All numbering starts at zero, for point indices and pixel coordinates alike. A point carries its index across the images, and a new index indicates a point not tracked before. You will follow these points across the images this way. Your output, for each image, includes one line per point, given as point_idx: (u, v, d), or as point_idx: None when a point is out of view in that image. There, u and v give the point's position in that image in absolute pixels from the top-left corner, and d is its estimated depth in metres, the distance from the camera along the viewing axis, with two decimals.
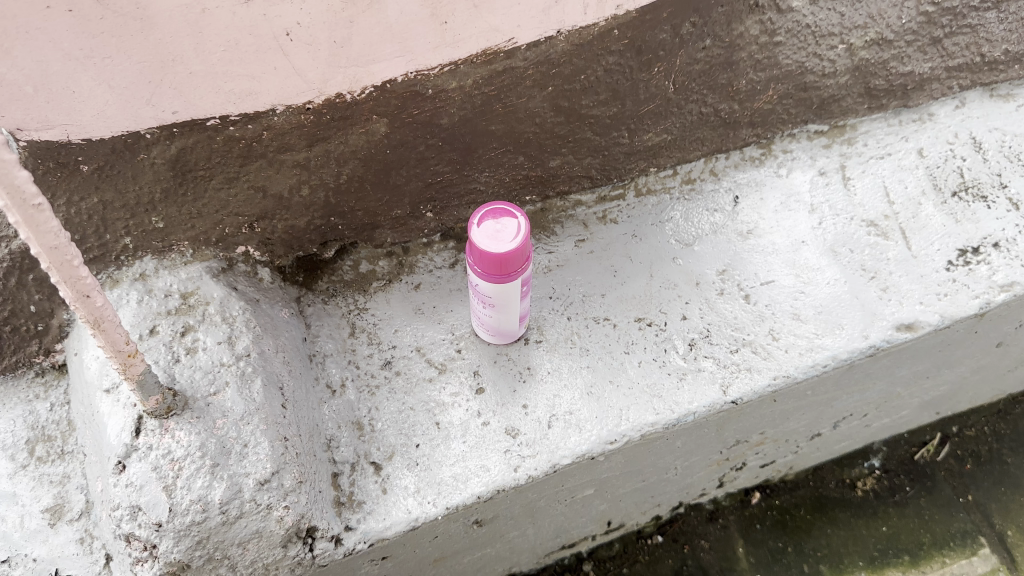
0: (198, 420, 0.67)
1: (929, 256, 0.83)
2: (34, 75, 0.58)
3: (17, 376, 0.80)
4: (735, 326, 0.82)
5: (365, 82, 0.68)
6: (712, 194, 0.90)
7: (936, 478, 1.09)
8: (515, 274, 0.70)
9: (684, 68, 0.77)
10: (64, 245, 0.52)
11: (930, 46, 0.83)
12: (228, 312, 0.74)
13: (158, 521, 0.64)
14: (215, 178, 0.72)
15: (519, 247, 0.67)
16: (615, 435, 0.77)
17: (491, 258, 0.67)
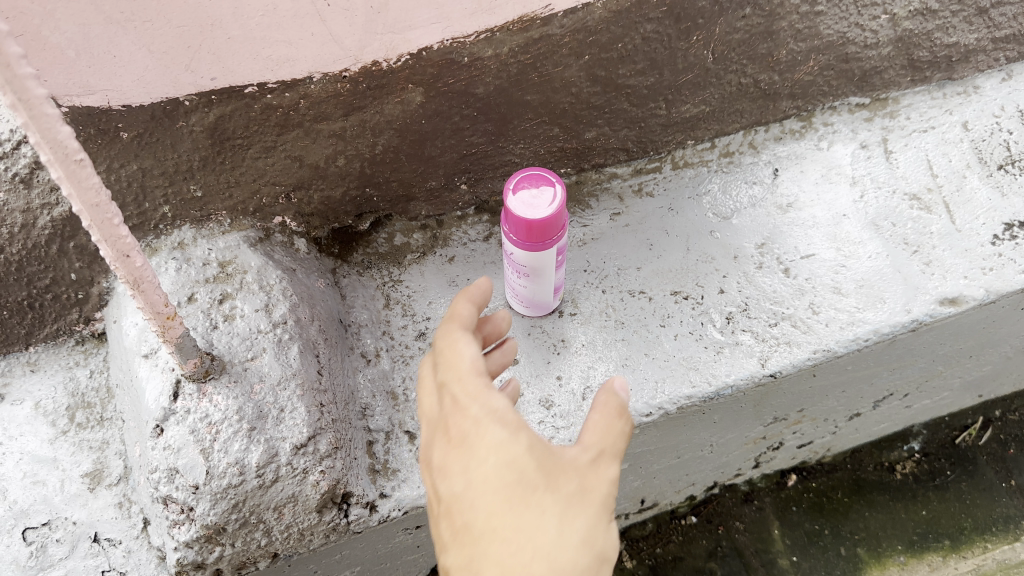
0: (236, 384, 0.67)
1: (974, 229, 0.81)
2: (76, 38, 0.58)
3: (57, 344, 0.81)
4: (774, 300, 0.81)
5: (401, 49, 0.67)
6: (751, 167, 0.89)
7: (978, 462, 1.07)
8: (550, 241, 0.69)
9: (724, 37, 0.76)
10: (105, 202, 0.53)
11: (977, 16, 0.81)
12: (265, 280, 0.74)
13: (196, 483, 0.65)
14: (253, 147, 0.72)
15: (555, 215, 0.66)
16: (651, 407, 0.77)
17: (527, 225, 0.66)
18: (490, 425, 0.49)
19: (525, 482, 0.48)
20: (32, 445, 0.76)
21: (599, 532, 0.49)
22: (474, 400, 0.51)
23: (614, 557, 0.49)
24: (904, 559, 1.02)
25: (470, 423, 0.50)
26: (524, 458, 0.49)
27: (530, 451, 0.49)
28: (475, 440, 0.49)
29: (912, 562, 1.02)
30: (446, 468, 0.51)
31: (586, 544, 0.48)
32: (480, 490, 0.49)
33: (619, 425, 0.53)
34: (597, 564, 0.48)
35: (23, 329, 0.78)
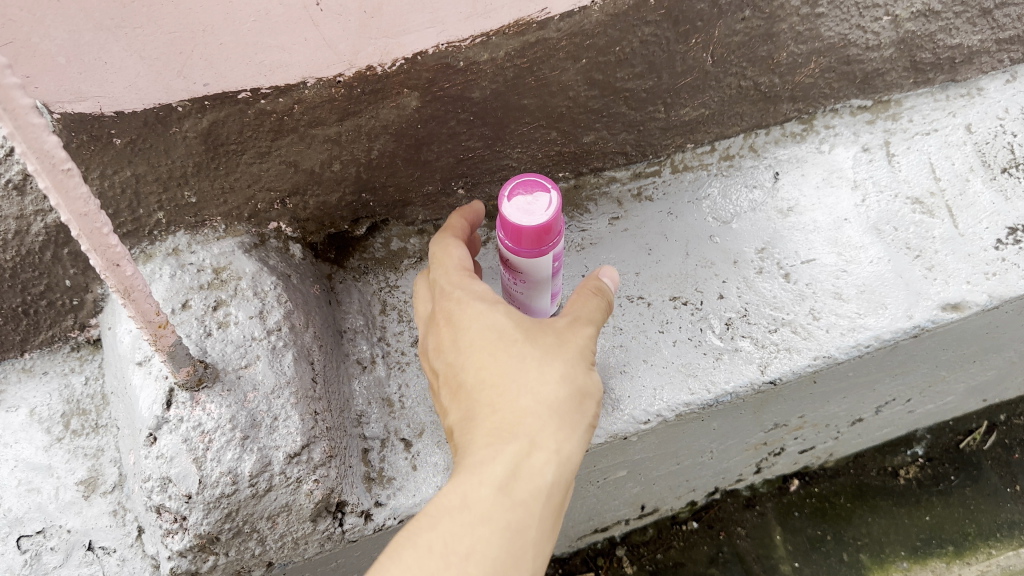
0: (230, 393, 0.67)
1: (977, 234, 0.80)
2: (66, 45, 0.58)
3: (53, 350, 0.81)
4: (774, 305, 0.80)
5: (396, 54, 0.67)
6: (751, 171, 0.88)
7: (982, 467, 1.06)
8: (541, 249, 0.67)
9: (723, 40, 0.75)
10: (94, 211, 0.52)
11: (981, 17, 0.80)
12: (260, 287, 0.73)
13: (189, 492, 0.64)
14: (247, 153, 0.72)
15: (545, 224, 0.65)
16: (649, 415, 0.77)
17: (515, 231, 0.65)
18: (471, 299, 0.60)
19: (505, 337, 0.58)
20: (27, 452, 0.75)
21: (579, 373, 0.57)
22: (458, 286, 0.62)
23: (596, 392, 0.58)
24: (908, 564, 1.01)
25: (454, 303, 0.61)
26: (502, 322, 0.59)
27: (506, 316, 0.59)
28: (460, 316, 0.60)
29: (915, 568, 1.01)
30: (441, 346, 0.62)
31: (565, 382, 0.56)
32: (470, 352, 0.59)
33: (595, 300, 0.64)
34: (577, 396, 0.56)
35: (19, 335, 0.78)
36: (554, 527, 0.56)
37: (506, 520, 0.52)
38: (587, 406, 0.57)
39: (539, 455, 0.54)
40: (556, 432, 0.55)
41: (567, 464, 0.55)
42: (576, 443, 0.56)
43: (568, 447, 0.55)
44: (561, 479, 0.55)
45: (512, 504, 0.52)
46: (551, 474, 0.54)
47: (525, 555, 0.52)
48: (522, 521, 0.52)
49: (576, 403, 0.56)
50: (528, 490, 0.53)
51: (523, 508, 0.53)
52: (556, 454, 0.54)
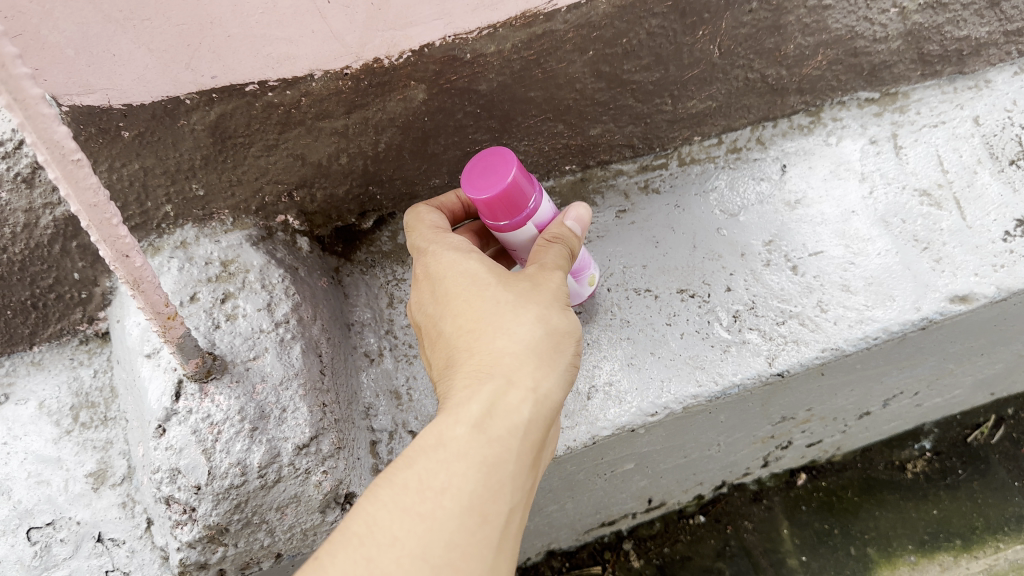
0: (238, 384, 0.67)
1: (984, 226, 0.80)
2: (75, 37, 0.58)
3: (62, 344, 0.81)
4: (782, 298, 0.80)
5: (403, 46, 0.67)
6: (758, 163, 0.88)
7: (990, 461, 1.05)
8: (504, 226, 0.65)
9: (730, 32, 0.75)
10: (104, 202, 0.52)
11: (988, 9, 0.80)
12: (268, 279, 0.74)
13: (198, 483, 0.65)
14: (255, 146, 0.72)
15: (489, 202, 0.62)
16: (656, 407, 0.77)
17: (467, 195, 0.63)
18: (446, 251, 0.63)
19: (480, 283, 0.60)
20: (36, 444, 0.75)
21: (554, 315, 0.58)
22: (437, 242, 0.65)
23: (573, 333, 0.58)
24: (915, 559, 1.01)
25: (431, 257, 0.63)
26: (475, 269, 0.61)
27: (482, 265, 0.61)
28: (437, 268, 0.62)
29: (923, 562, 1.01)
30: (421, 301, 0.64)
31: (541, 323, 0.57)
32: (449, 302, 0.60)
33: (557, 246, 0.64)
34: (554, 336, 0.57)
35: (28, 329, 0.78)
36: (534, 470, 0.55)
37: (483, 455, 0.51)
38: (563, 348, 0.57)
39: (517, 392, 0.54)
40: (533, 370, 0.55)
41: (545, 404, 0.56)
42: (553, 382, 0.56)
43: (544, 385, 0.55)
44: (540, 418, 0.55)
45: (488, 438, 0.51)
46: (527, 411, 0.54)
47: (504, 489, 0.51)
48: (499, 456, 0.52)
49: (553, 343, 0.57)
50: (505, 425, 0.53)
51: (500, 443, 0.52)
52: (533, 392, 0.54)
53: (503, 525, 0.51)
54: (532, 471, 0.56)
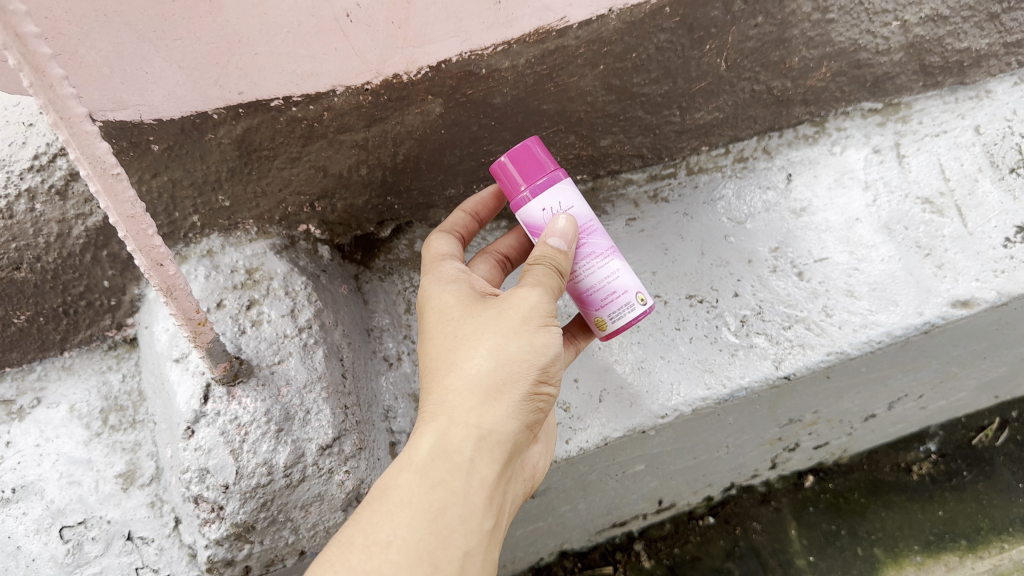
0: (264, 387, 0.70)
1: (985, 233, 0.82)
2: (110, 56, 0.61)
3: (91, 349, 0.84)
4: (788, 303, 0.83)
5: (421, 62, 0.69)
6: (765, 172, 0.90)
7: (995, 463, 1.07)
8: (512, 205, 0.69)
9: (736, 46, 0.77)
10: (140, 214, 0.55)
11: (988, 22, 0.82)
12: (291, 287, 0.76)
13: (226, 483, 0.67)
14: (279, 158, 0.75)
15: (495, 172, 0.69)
16: (666, 409, 0.79)
17: None
18: (431, 283, 0.68)
19: (447, 317, 0.64)
20: (68, 446, 0.78)
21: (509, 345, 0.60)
22: (426, 274, 0.70)
23: (529, 361, 0.60)
24: (921, 559, 1.03)
25: (419, 290, 0.69)
26: (447, 301, 0.65)
27: (452, 299, 0.65)
28: (421, 301, 0.68)
29: (929, 562, 1.03)
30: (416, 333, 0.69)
31: (492, 356, 0.60)
32: (426, 337, 0.65)
33: (541, 266, 0.63)
34: (506, 368, 0.60)
35: (59, 335, 0.81)
36: (492, 505, 0.58)
37: (426, 501, 0.55)
38: (516, 378, 0.60)
39: (465, 434, 0.58)
40: (483, 410, 0.59)
41: (499, 439, 0.59)
42: (506, 416, 0.59)
43: (489, 422, 0.58)
44: (490, 454, 0.58)
45: (431, 484, 0.55)
46: (471, 449, 0.57)
47: (450, 532, 0.55)
48: (444, 500, 0.55)
49: (508, 376, 0.59)
50: (450, 468, 0.56)
51: (444, 487, 0.56)
52: (477, 429, 0.58)
53: (456, 568, 0.55)
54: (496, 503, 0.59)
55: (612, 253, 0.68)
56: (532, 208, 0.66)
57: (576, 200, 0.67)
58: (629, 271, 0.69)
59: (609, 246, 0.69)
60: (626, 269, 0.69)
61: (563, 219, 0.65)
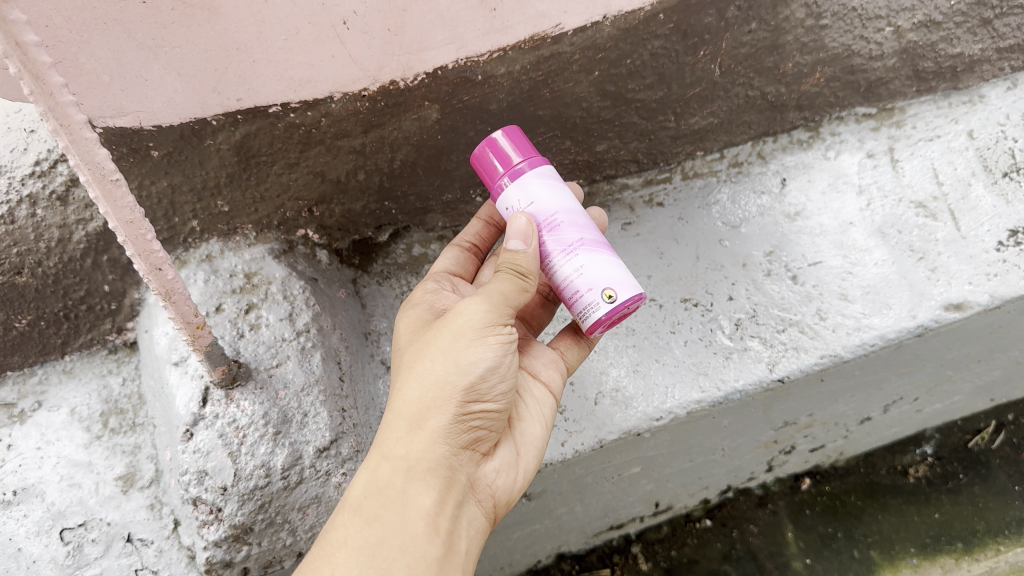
0: (262, 390, 0.71)
1: (978, 236, 0.83)
2: (110, 64, 0.62)
3: (92, 353, 0.85)
4: (782, 306, 0.83)
5: (417, 69, 0.70)
6: (759, 177, 0.91)
7: (991, 465, 1.08)
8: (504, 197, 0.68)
9: (730, 52, 0.78)
10: (139, 219, 0.56)
11: (980, 27, 0.83)
12: (289, 291, 0.77)
13: (224, 484, 0.68)
14: (277, 164, 0.75)
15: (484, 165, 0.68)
16: (661, 412, 0.80)
17: None
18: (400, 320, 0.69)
19: (400, 355, 0.65)
20: (69, 449, 0.79)
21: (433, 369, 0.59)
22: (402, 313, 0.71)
23: (453, 380, 0.59)
24: (917, 561, 1.03)
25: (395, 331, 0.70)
26: (403, 339, 0.66)
27: (404, 336, 0.66)
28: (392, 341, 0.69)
29: (925, 564, 1.03)
30: None
31: (417, 384, 0.59)
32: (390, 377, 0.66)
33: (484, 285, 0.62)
34: (430, 393, 0.58)
35: (60, 339, 0.82)
36: (439, 531, 0.56)
37: (362, 538, 0.54)
38: (443, 399, 0.58)
39: (393, 467, 0.57)
40: (410, 440, 0.58)
41: (432, 465, 0.58)
42: (434, 441, 0.58)
43: (416, 450, 0.57)
44: (423, 481, 0.57)
45: (364, 521, 0.55)
46: (400, 480, 0.56)
47: (389, 563, 0.53)
48: (379, 534, 0.54)
49: (434, 400, 0.58)
50: (383, 502, 0.56)
51: (377, 521, 0.55)
52: (404, 460, 0.57)
53: None
54: (451, 528, 0.57)
55: (579, 247, 0.63)
56: (501, 205, 0.65)
57: (542, 192, 0.63)
58: (594, 265, 0.62)
59: (578, 240, 0.63)
60: (593, 264, 0.62)
61: (516, 219, 0.62)
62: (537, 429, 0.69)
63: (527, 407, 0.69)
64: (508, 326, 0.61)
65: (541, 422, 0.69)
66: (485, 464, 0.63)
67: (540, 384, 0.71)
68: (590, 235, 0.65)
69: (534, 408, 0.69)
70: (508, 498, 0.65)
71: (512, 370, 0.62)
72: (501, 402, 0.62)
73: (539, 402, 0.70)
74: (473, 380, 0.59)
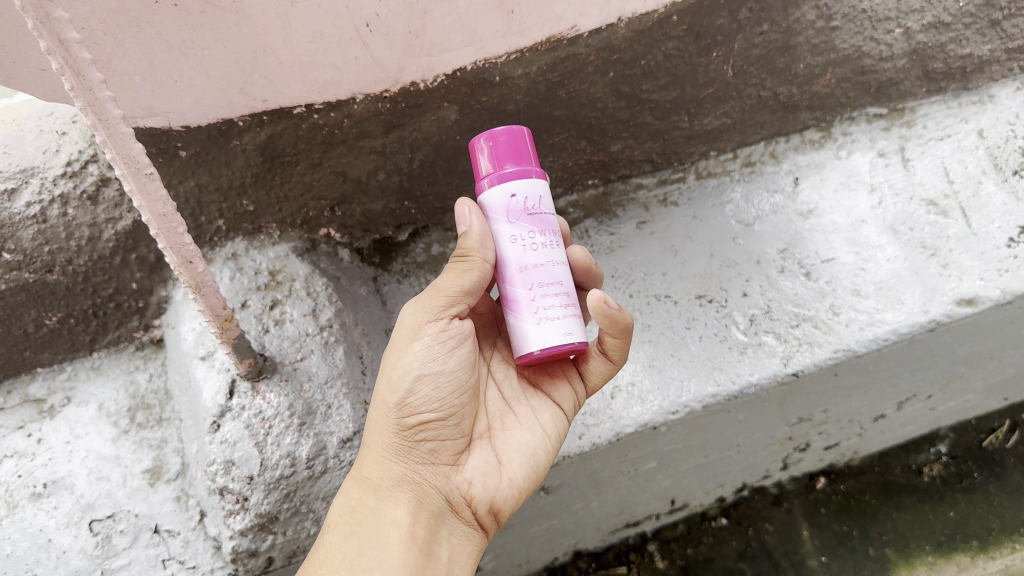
0: (287, 382, 0.73)
1: (990, 233, 0.84)
2: (143, 65, 0.64)
3: (119, 350, 0.87)
4: (796, 302, 0.85)
5: (437, 71, 0.72)
6: (772, 176, 0.92)
7: (1005, 464, 1.08)
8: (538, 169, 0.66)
9: (743, 53, 0.80)
10: (171, 213, 0.58)
11: (989, 28, 0.85)
12: (312, 287, 0.79)
13: (250, 474, 0.70)
14: (301, 164, 0.77)
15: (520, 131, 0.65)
16: (677, 406, 0.81)
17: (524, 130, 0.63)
18: None
19: None
20: (97, 443, 0.81)
21: (378, 396, 0.66)
22: None
23: (388, 401, 0.65)
24: (933, 559, 1.04)
25: None
26: None
27: None
28: None
29: (941, 562, 1.04)
30: None
31: (371, 414, 0.67)
32: None
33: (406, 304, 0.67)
34: (378, 417, 0.66)
35: (88, 336, 0.84)
36: (416, 539, 0.61)
37: (342, 554, 0.59)
38: (386, 421, 0.65)
39: (361, 488, 0.64)
40: (371, 463, 0.65)
41: (396, 482, 0.64)
42: (390, 460, 0.64)
43: (373, 471, 0.64)
44: (389, 496, 0.63)
45: (342, 539, 0.61)
46: (367, 500, 0.63)
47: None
48: (355, 548, 0.60)
49: (380, 421, 0.65)
50: (358, 520, 0.62)
51: (354, 537, 0.61)
52: (366, 482, 0.64)
53: None
54: (426, 539, 0.62)
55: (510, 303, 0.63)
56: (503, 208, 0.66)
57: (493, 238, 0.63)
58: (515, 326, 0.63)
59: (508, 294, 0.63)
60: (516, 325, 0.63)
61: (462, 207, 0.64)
62: (528, 438, 0.71)
63: (519, 419, 0.72)
64: (438, 327, 0.65)
65: (532, 431, 0.71)
66: (458, 476, 0.68)
67: (539, 394, 0.73)
68: (522, 282, 0.62)
69: (526, 418, 0.72)
70: (501, 506, 0.68)
71: (451, 373, 0.65)
72: (447, 409, 0.66)
73: (536, 413, 0.72)
74: (402, 394, 0.64)
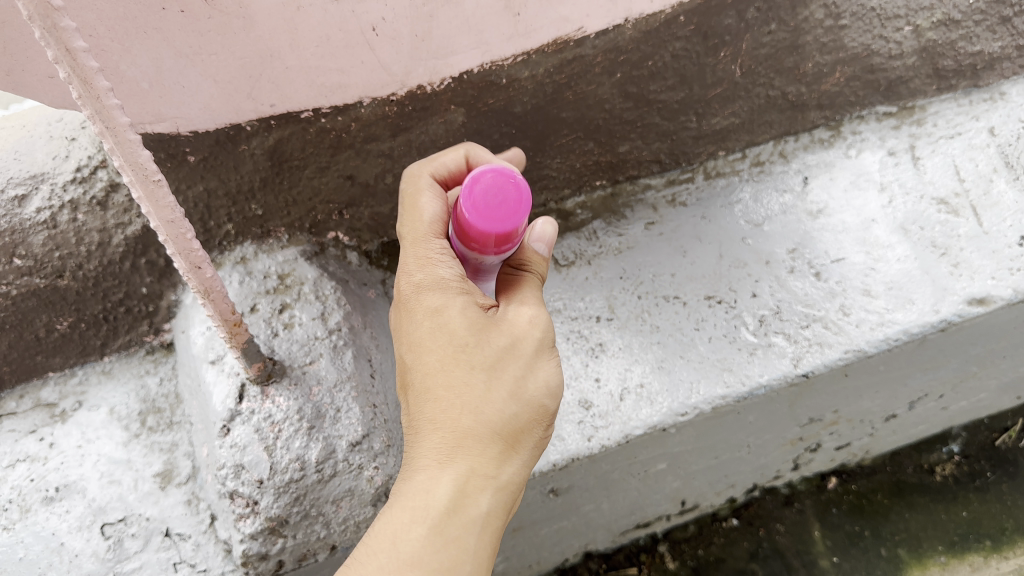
0: (296, 386, 0.73)
1: (1001, 232, 0.84)
2: (150, 72, 0.64)
3: (130, 354, 0.87)
4: (806, 302, 0.84)
5: (444, 73, 0.72)
6: (782, 176, 0.91)
7: (1018, 463, 1.08)
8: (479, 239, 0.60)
9: (752, 52, 0.79)
10: (179, 218, 0.58)
11: (1000, 25, 0.84)
12: (321, 291, 0.79)
13: (261, 478, 0.70)
14: (308, 168, 0.77)
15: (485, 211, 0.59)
16: (686, 407, 0.81)
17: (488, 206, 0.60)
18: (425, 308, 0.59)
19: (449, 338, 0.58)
20: (108, 448, 0.81)
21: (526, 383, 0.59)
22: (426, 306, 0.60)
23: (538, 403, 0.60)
24: (945, 559, 1.04)
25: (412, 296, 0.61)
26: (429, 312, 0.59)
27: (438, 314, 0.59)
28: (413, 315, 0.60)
29: (954, 562, 1.04)
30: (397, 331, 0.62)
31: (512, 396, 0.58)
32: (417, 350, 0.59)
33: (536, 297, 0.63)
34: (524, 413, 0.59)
35: (99, 341, 0.85)
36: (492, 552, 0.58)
37: (439, 561, 0.53)
38: (531, 422, 0.59)
39: (484, 486, 0.56)
40: (497, 460, 0.57)
41: (509, 487, 0.58)
42: (516, 463, 0.59)
43: (506, 471, 0.58)
44: (500, 503, 0.57)
45: (442, 543, 0.53)
46: (483, 499, 0.56)
47: None
48: (455, 559, 0.53)
49: (520, 418, 0.58)
50: (465, 522, 0.55)
51: (459, 543, 0.54)
52: (494, 479, 0.57)
53: None
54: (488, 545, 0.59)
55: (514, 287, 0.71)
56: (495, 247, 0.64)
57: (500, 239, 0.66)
58: None
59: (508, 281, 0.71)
60: None
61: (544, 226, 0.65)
62: None
63: None
64: None
65: None
66: None
67: None
68: None
69: None
70: None
71: None
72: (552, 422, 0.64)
73: None
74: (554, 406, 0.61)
